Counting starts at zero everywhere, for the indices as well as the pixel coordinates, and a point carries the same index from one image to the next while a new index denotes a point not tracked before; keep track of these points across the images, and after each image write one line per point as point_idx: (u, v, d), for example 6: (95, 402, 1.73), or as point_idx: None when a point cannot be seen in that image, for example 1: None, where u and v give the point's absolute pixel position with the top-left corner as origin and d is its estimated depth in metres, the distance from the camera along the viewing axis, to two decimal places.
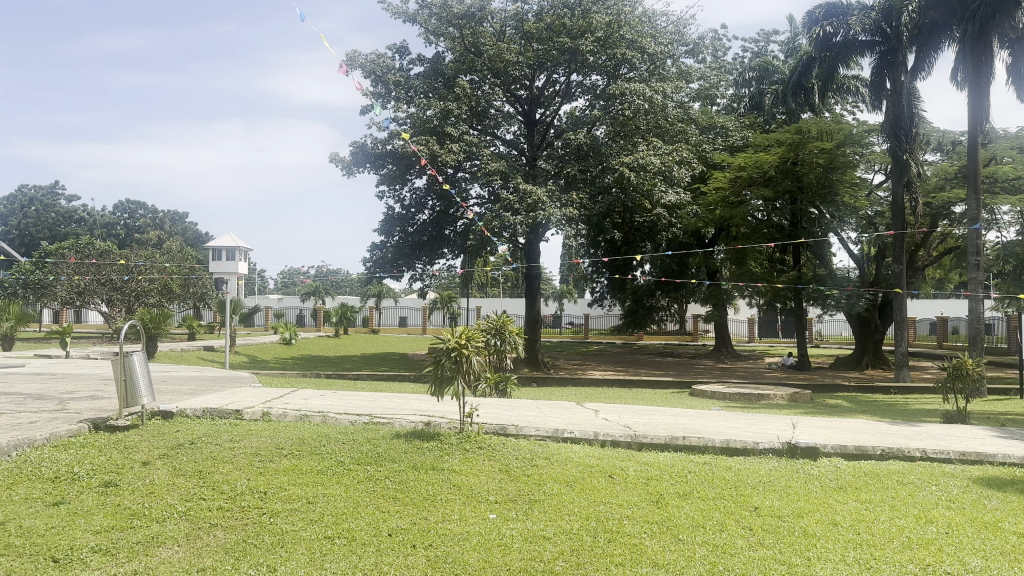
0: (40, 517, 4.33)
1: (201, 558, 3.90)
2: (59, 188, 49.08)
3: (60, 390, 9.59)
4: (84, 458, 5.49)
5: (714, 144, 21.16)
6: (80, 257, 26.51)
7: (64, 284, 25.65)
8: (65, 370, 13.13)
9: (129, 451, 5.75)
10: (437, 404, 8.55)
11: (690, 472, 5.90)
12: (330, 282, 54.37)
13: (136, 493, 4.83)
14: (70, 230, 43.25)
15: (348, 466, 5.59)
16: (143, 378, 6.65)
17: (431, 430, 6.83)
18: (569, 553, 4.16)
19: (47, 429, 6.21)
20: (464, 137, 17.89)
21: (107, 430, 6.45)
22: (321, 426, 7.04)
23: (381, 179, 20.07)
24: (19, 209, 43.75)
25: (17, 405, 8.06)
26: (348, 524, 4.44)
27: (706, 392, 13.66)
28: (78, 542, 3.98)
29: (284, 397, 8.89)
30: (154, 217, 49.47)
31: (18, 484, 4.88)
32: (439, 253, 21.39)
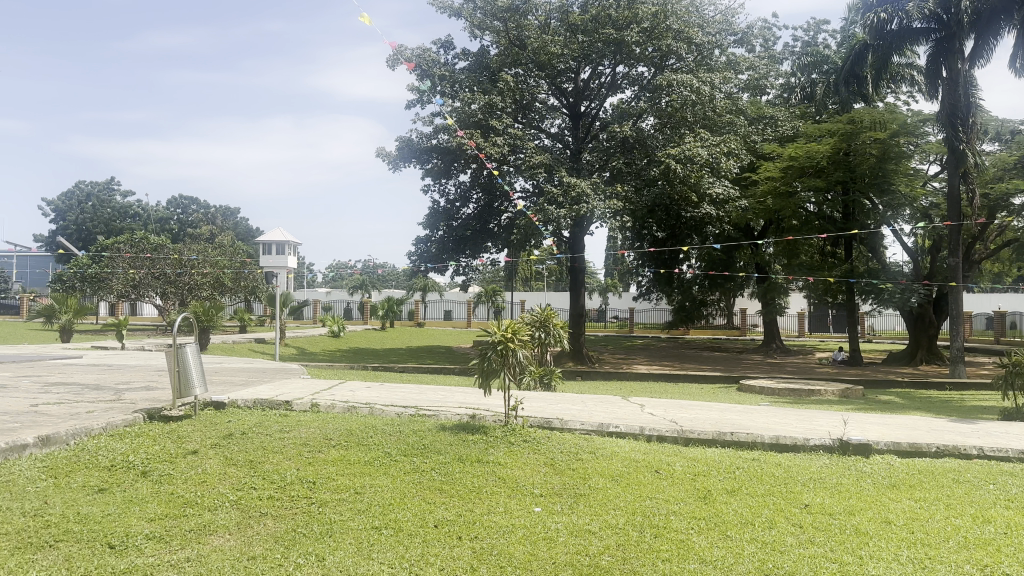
0: (96, 504, 4.46)
1: (252, 546, 3.98)
2: (115, 184, 50.62)
3: (117, 381, 9.91)
4: (139, 447, 5.64)
5: (763, 135, 20.74)
6: (135, 251, 27.35)
7: (119, 278, 26.48)
8: (120, 362, 13.54)
9: (182, 441, 5.89)
10: (482, 397, 8.58)
11: (738, 469, 5.81)
12: (375, 275, 54.99)
13: (188, 482, 4.95)
14: (124, 225, 44.58)
15: (394, 457, 5.64)
16: (196, 369, 6.82)
17: (476, 423, 6.85)
18: (614, 547, 4.13)
19: (104, 419, 6.41)
20: (508, 131, 17.86)
21: (161, 420, 6.64)
22: (368, 418, 7.11)
23: (426, 173, 20.24)
24: (77, 205, 45.31)
25: (74, 396, 8.35)
26: (395, 514, 4.48)
27: (754, 388, 13.44)
28: (133, 528, 4.10)
29: (332, 389, 9.03)
30: (205, 214, 50.72)
31: (76, 472, 5.04)
32: (483, 247, 21.33)
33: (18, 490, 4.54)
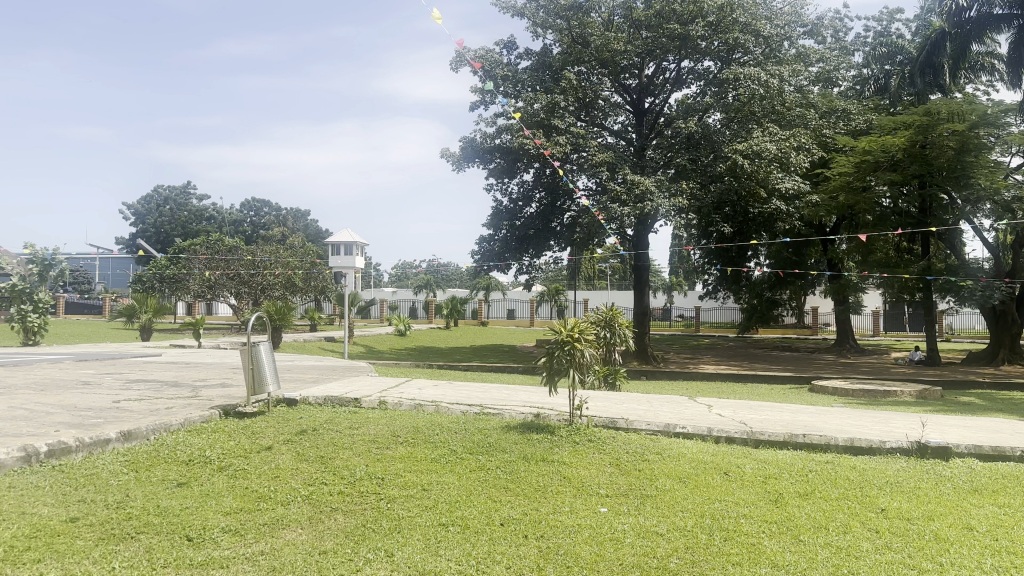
0: (175, 498, 4.63)
1: (323, 540, 4.06)
2: (192, 188, 52.59)
3: (194, 378, 10.30)
4: (215, 443, 5.84)
5: (835, 129, 20.09)
6: (211, 253, 28.37)
7: (195, 279, 27.53)
8: (198, 360, 14.06)
9: (256, 437, 6.07)
10: (547, 396, 8.58)
11: (810, 471, 5.64)
12: (439, 275, 55.60)
13: (262, 477, 5.09)
14: (200, 227, 46.28)
15: (460, 455, 5.69)
16: (269, 367, 7.02)
17: (541, 422, 6.85)
18: (682, 550, 4.06)
19: (182, 414, 6.66)
20: (570, 130, 17.75)
21: (235, 416, 6.86)
22: (434, 416, 7.19)
23: (489, 173, 20.34)
24: (157, 208, 47.28)
25: (155, 392, 8.71)
26: (462, 512, 4.51)
27: (826, 388, 13.05)
28: (209, 522, 4.23)
29: (400, 387, 9.17)
30: (277, 215, 52.21)
31: (156, 465, 5.24)
32: (546, 246, 21.29)
33: (103, 482, 4.75)
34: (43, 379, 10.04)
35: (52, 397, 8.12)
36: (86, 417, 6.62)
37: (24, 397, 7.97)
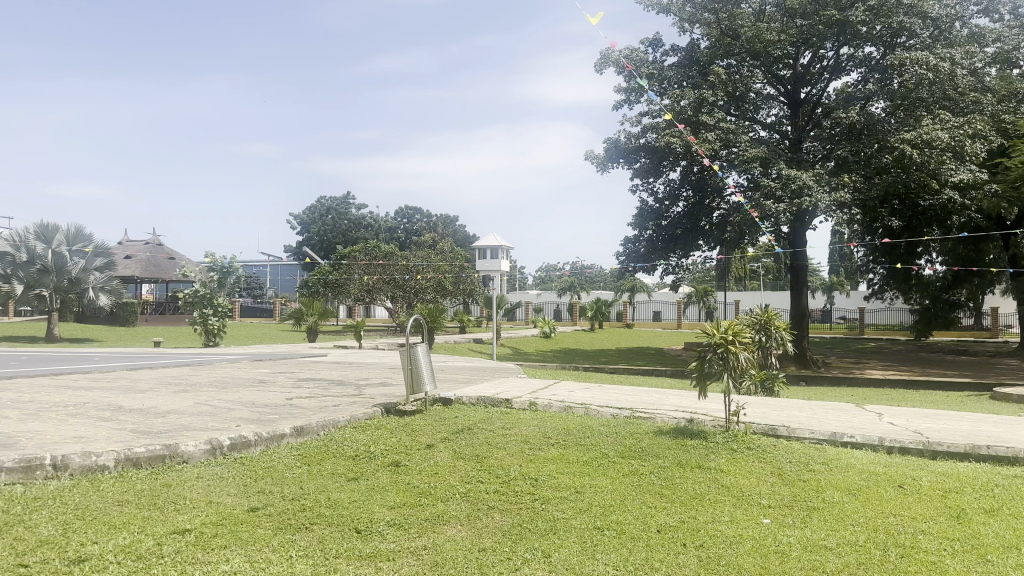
0: (345, 491, 4.89)
1: (482, 538, 4.15)
2: (350, 198, 55.78)
3: (358, 378, 10.91)
4: (379, 439, 6.13)
5: (1018, 112, 18.16)
6: (369, 259, 30.01)
7: (355, 283, 29.24)
8: (360, 360, 14.87)
9: (416, 434, 6.32)
10: (700, 401, 8.34)
11: (996, 486, 5.11)
12: (584, 277, 55.60)
13: (423, 473, 5.27)
14: (359, 235, 49.04)
15: (613, 459, 5.63)
16: (426, 367, 7.30)
17: (695, 428, 6.65)
18: (855, 566, 3.79)
19: (349, 412, 7.08)
20: (720, 125, 17.17)
21: (396, 413, 7.18)
22: (585, 418, 7.17)
23: (635, 173, 20.05)
24: (320, 218, 50.59)
25: (324, 390, 9.31)
26: (617, 516, 4.45)
27: (1013, 397, 11.80)
28: (376, 515, 4.41)
29: (550, 388, 9.24)
30: (428, 222, 54.28)
31: (327, 459, 5.57)
32: (694, 246, 20.74)
33: (280, 475, 5.11)
34: (226, 377, 10.97)
35: (233, 394, 8.86)
36: (263, 413, 7.17)
37: (209, 394, 8.74)
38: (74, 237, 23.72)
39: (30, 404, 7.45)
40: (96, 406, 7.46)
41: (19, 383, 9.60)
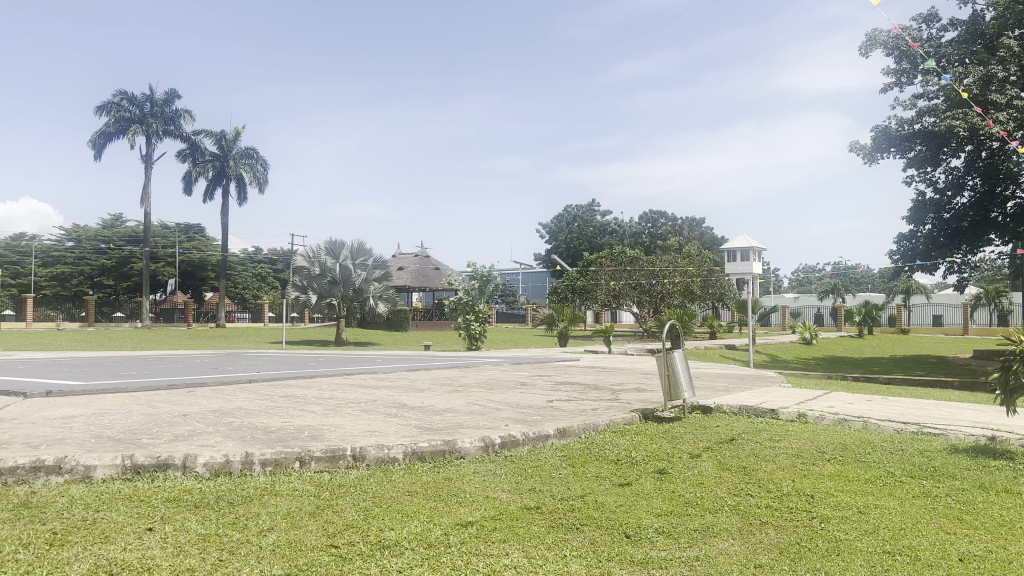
0: (611, 495, 4.93)
1: (757, 553, 3.94)
2: (596, 205, 56.72)
3: (612, 383, 11.01)
4: (640, 445, 6.14)
5: None
6: (616, 265, 30.54)
7: (603, 289, 29.92)
8: (612, 365, 15.02)
9: (677, 442, 6.22)
10: (1003, 418, 7.24)
11: None
12: (846, 278, 51.25)
13: (688, 482, 5.17)
14: (605, 241, 49.69)
15: (899, 478, 5.08)
16: (684, 374, 7.17)
17: (999, 448, 5.80)
18: None
19: (607, 416, 7.18)
20: (1015, 103, 14.83)
21: (655, 420, 7.15)
22: (862, 432, 6.57)
23: (908, 164, 18.03)
24: (568, 225, 52.05)
25: (581, 394, 9.52)
26: (909, 542, 4.00)
27: None
28: (644, 522, 4.38)
29: (818, 399, 8.60)
30: (674, 225, 53.48)
31: (590, 462, 5.68)
32: (985, 241, 18.14)
33: (548, 475, 5.30)
34: (489, 379, 11.65)
35: (497, 394, 9.39)
36: (527, 414, 7.51)
37: (476, 395, 9.34)
38: (356, 251, 26.88)
39: (330, 399, 8.50)
40: (382, 403, 8.31)
41: (320, 381, 11.00)
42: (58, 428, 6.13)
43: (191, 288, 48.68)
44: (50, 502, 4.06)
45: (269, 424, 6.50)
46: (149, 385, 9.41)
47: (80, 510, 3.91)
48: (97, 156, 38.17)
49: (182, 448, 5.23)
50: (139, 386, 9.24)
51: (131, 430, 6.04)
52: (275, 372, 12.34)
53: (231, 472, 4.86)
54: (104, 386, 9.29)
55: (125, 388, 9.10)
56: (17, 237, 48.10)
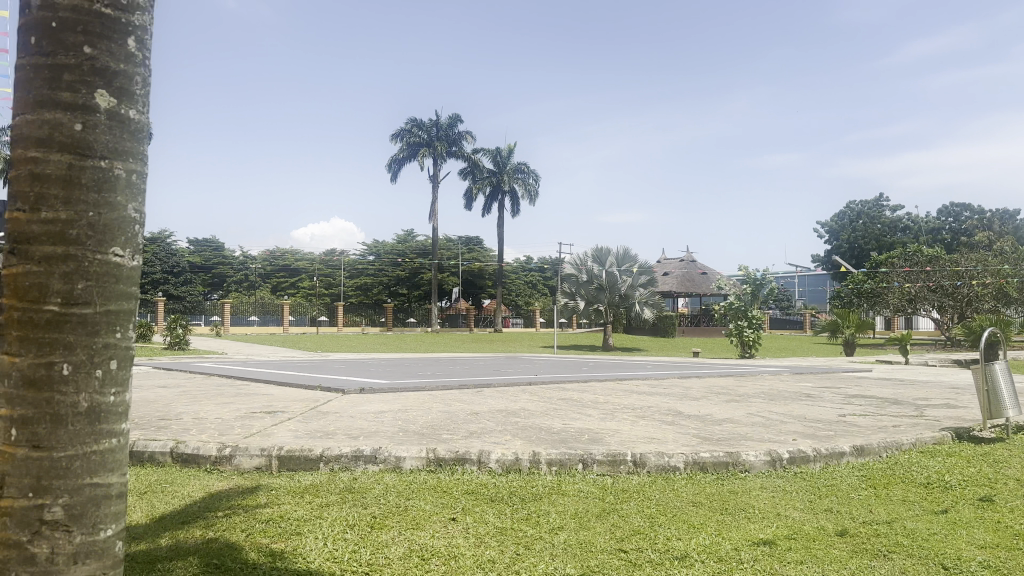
0: (921, 521, 4.35)
1: None
2: (883, 200, 51.39)
3: (913, 397, 9.83)
4: (953, 468, 5.38)
5: None
6: (912, 266, 27.45)
7: (896, 293, 27.10)
8: (910, 377, 13.41)
9: (1002, 467, 5.36)
10: None
11: None
12: None
13: (1020, 513, 4.41)
14: (895, 240, 44.78)
15: None
16: (1008, 389, 6.18)
17: None
18: None
19: (910, 434, 6.43)
20: None
21: (971, 440, 6.25)
22: None
23: None
24: (850, 224, 47.78)
25: (877, 408, 8.63)
26: None
27: None
28: (967, 553, 3.79)
29: None
30: (982, 217, 46.60)
31: (893, 484, 5.10)
32: None
33: (843, 495, 4.85)
34: (770, 390, 11.00)
35: (783, 407, 8.82)
36: (816, 428, 6.96)
37: (758, 405, 8.86)
38: (622, 258, 26.90)
39: (607, 404, 8.61)
40: (658, 410, 8.25)
41: (596, 386, 11.22)
42: (373, 420, 6.94)
43: (472, 296, 52.60)
44: (369, 488, 4.59)
45: (551, 425, 6.76)
46: (443, 385, 10.30)
47: (394, 496, 4.38)
48: (394, 178, 42.94)
49: (476, 445, 5.63)
50: (435, 386, 10.17)
51: (433, 425, 6.66)
52: (553, 375, 12.83)
53: (519, 469, 5.11)
54: (406, 385, 10.34)
55: (423, 387, 10.06)
56: (332, 253, 55.85)
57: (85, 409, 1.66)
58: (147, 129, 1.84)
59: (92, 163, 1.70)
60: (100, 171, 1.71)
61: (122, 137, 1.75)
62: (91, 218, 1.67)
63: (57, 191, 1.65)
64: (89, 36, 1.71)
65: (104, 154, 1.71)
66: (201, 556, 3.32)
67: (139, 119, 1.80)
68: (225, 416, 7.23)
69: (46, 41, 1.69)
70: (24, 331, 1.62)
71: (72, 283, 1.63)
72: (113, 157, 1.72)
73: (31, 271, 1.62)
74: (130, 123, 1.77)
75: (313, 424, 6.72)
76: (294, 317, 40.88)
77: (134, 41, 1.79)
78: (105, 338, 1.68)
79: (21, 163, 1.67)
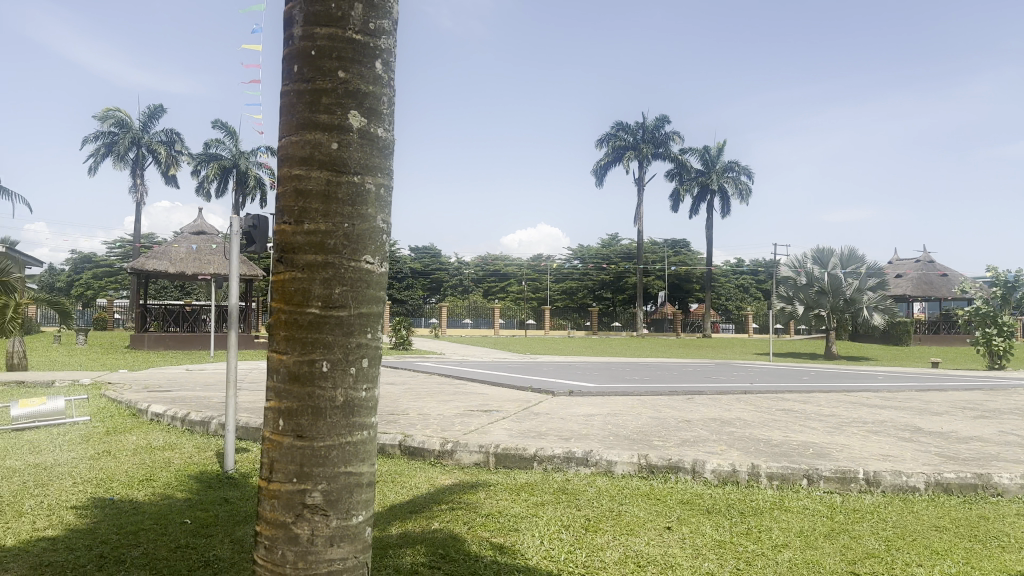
0: None
1: None
2: None
3: None
4: None
5: None
6: None
7: None
8: None
9: None
10: None
11: None
12: None
13: None
14: None
15: None
16: None
17: None
18: None
19: None
20: None
21: None
22: None
23: None
24: None
25: None
26: None
27: None
28: None
29: None
30: None
31: None
32: None
33: None
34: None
35: None
36: None
37: (1018, 423, 7.75)
38: (846, 259, 25.05)
39: (833, 417, 7.99)
40: (891, 425, 7.53)
41: (819, 396, 10.46)
42: (583, 423, 7.01)
43: (679, 300, 51.40)
44: (582, 490, 4.64)
45: (770, 437, 6.42)
46: (652, 391, 10.16)
47: (607, 501, 4.38)
48: (599, 183, 43.20)
49: (689, 453, 5.47)
50: (645, 391, 10.06)
51: (644, 431, 6.59)
52: (770, 384, 12.16)
53: (737, 482, 4.88)
54: (615, 389, 10.33)
55: (633, 392, 9.99)
56: (539, 258, 57.36)
57: (341, 403, 1.83)
58: (390, 147, 2.00)
59: (346, 179, 1.87)
60: (354, 185, 1.88)
61: (370, 154, 1.92)
62: (347, 230, 1.84)
63: (318, 206, 1.84)
64: (343, 62, 1.89)
65: (355, 170, 1.89)
66: (428, 545, 3.54)
67: (386, 136, 1.97)
68: (445, 413, 7.68)
69: (307, 69, 1.90)
70: (291, 332, 1.82)
71: (331, 288, 1.81)
72: (365, 174, 1.89)
73: (296, 278, 1.81)
74: (379, 142, 1.94)
75: (526, 424, 6.93)
76: (504, 320, 42.54)
77: (380, 65, 1.96)
78: (358, 338, 1.85)
79: (287, 180, 1.88)
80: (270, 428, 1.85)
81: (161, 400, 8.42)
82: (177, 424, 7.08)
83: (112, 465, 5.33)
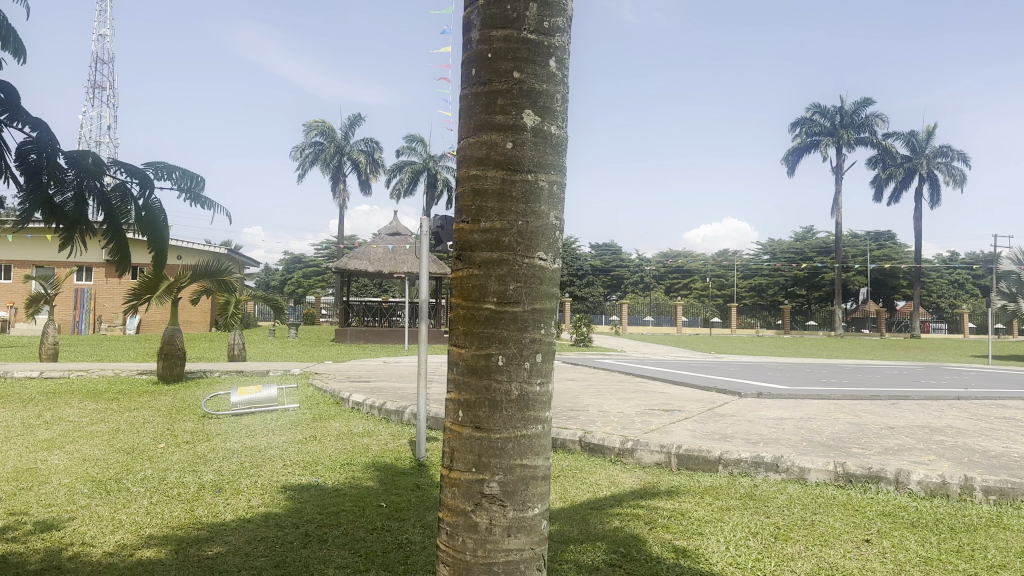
0: None
1: None
2: None
3: None
4: None
5: None
6: None
7: None
8: None
9: None
10: None
11: None
12: None
13: None
14: None
15: None
16: None
17: None
18: None
19: None
20: None
21: None
22: None
23: None
24: None
25: None
26: None
27: None
28: None
29: None
30: None
31: None
32: None
33: None
34: None
35: None
36: None
37: None
38: None
39: None
40: None
41: None
42: (774, 428, 6.64)
43: (882, 297, 47.52)
44: (772, 496, 4.42)
45: (988, 447, 5.75)
46: (852, 394, 9.43)
47: (800, 509, 4.14)
48: (791, 173, 40.97)
49: (892, 463, 5.02)
50: (843, 394, 9.39)
51: (841, 437, 6.15)
52: (990, 389, 10.88)
53: (948, 496, 4.40)
54: (809, 391, 9.73)
55: (830, 395, 9.35)
56: (726, 254, 55.42)
57: (517, 396, 1.87)
58: (565, 143, 2.01)
59: (521, 179, 1.91)
60: (528, 184, 1.91)
61: (544, 152, 1.94)
62: (521, 228, 1.88)
63: (493, 205, 1.89)
64: (518, 62, 1.93)
65: (530, 168, 1.91)
66: (610, 543, 3.55)
67: (559, 134, 1.99)
68: (627, 411, 7.63)
69: (483, 71, 1.96)
70: (469, 327, 1.89)
71: (506, 285, 1.85)
72: (538, 171, 1.91)
73: (474, 275, 1.88)
74: (552, 139, 1.96)
75: (711, 426, 6.71)
76: (688, 318, 41.62)
77: (554, 63, 1.98)
78: (532, 333, 1.88)
79: (465, 181, 1.96)
80: (451, 419, 1.94)
81: (360, 390, 9.09)
82: (373, 413, 7.59)
83: (318, 449, 5.85)
